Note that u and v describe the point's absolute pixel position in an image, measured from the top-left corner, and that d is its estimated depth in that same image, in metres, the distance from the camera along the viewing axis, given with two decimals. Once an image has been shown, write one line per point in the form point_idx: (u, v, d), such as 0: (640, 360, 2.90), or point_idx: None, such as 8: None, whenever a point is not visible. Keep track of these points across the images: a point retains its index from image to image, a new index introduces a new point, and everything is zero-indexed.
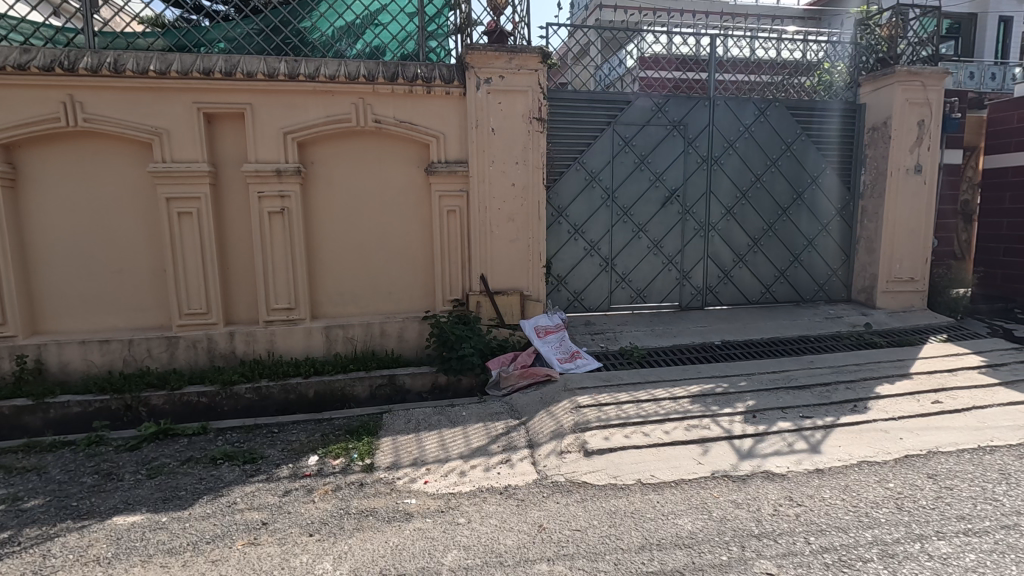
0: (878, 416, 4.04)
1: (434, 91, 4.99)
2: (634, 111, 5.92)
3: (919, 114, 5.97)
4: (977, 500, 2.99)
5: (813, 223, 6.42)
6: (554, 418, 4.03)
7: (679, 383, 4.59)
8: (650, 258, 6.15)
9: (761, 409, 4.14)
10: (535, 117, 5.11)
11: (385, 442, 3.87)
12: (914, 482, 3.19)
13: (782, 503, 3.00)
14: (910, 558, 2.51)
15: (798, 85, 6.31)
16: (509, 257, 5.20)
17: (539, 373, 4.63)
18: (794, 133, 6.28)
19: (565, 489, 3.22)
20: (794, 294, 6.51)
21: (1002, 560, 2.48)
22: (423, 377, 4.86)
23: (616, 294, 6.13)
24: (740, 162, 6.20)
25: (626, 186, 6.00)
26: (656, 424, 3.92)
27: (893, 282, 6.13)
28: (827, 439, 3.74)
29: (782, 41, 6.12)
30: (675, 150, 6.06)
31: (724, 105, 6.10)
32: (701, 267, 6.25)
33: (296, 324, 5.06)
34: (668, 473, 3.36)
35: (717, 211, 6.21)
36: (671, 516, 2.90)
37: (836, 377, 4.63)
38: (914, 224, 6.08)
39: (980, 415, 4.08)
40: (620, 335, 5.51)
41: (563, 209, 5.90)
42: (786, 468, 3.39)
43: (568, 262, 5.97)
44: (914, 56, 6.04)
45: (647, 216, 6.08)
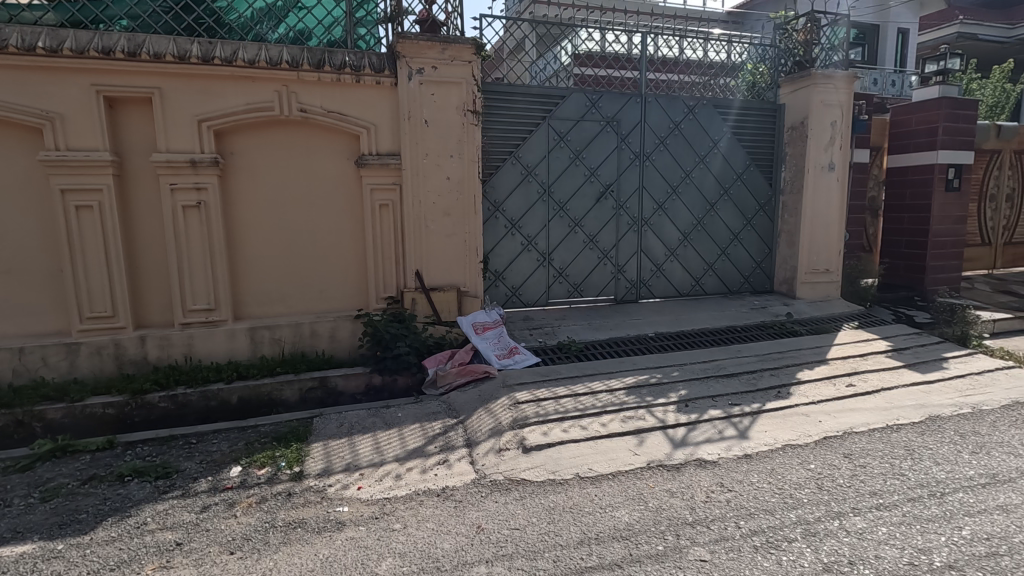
0: (800, 401, 4.26)
1: (364, 81, 4.78)
2: (569, 106, 5.96)
3: (833, 114, 6.34)
4: (887, 476, 3.21)
5: (738, 219, 6.70)
6: (493, 415, 3.98)
7: (615, 375, 4.66)
8: (586, 252, 6.20)
9: (693, 399, 4.27)
10: (470, 109, 5.02)
11: (316, 448, 3.68)
12: (832, 462, 3.38)
13: (714, 490, 3.09)
14: (829, 535, 2.64)
15: (724, 85, 6.54)
16: (445, 252, 5.10)
17: (477, 370, 4.56)
18: (721, 131, 6.53)
19: (503, 488, 3.17)
20: (722, 286, 6.78)
21: (910, 531, 2.66)
22: (357, 378, 4.66)
23: (554, 289, 6.15)
24: (670, 159, 6.38)
25: (562, 181, 6.02)
26: (594, 417, 3.96)
27: (811, 273, 6.51)
28: (754, 425, 3.90)
29: (709, 42, 6.32)
30: (609, 146, 6.15)
31: (654, 102, 6.25)
32: (635, 261, 6.38)
33: (217, 326, 4.74)
34: (606, 465, 3.38)
35: (650, 205, 6.35)
36: (609, 509, 2.92)
37: (761, 365, 4.86)
38: (829, 218, 6.46)
39: (888, 396, 4.40)
40: (558, 329, 5.52)
41: (499, 204, 5.84)
42: (717, 455, 3.50)
43: (505, 257, 5.93)
44: (827, 60, 6.37)
45: (583, 211, 6.13)
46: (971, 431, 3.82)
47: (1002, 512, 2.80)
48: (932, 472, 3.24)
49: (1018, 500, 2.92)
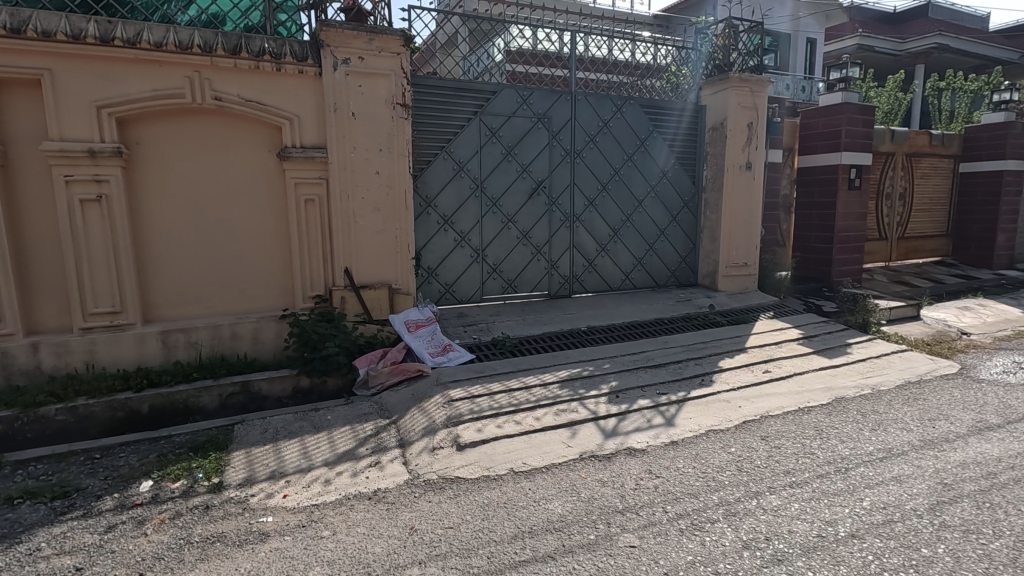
0: (721, 388, 4.49)
1: (285, 69, 4.56)
2: (500, 102, 5.96)
3: (749, 117, 6.72)
4: (798, 455, 3.43)
5: (664, 215, 6.95)
6: (426, 414, 3.91)
7: (549, 369, 4.72)
8: (519, 248, 6.23)
9: (623, 389, 4.39)
10: (399, 102, 4.89)
11: (237, 457, 3.48)
12: (750, 445, 3.58)
13: (643, 477, 3.19)
14: (748, 514, 2.79)
15: (650, 86, 6.77)
16: (376, 249, 4.96)
17: (410, 369, 4.47)
18: (648, 130, 6.75)
19: (437, 487, 3.12)
20: (650, 281, 7.01)
21: (819, 505, 2.86)
22: (283, 381, 4.44)
23: (488, 285, 6.14)
24: (600, 156, 6.52)
25: (494, 176, 6.02)
26: (528, 412, 3.98)
27: (731, 267, 6.86)
28: (680, 413, 4.06)
29: (636, 44, 6.50)
30: (541, 143, 6.21)
31: (584, 101, 6.37)
32: (567, 256, 6.47)
33: (124, 330, 4.38)
34: (539, 458, 3.41)
35: (581, 202, 6.47)
36: (542, 502, 2.94)
37: (686, 355, 5.07)
38: (747, 214, 6.84)
39: (799, 380, 4.71)
40: (492, 326, 5.51)
41: (431, 200, 5.76)
42: (646, 443, 3.61)
43: (438, 253, 5.86)
44: (744, 65, 6.76)
45: (516, 207, 6.15)
46: (871, 410, 4.16)
47: (896, 482, 3.07)
48: (837, 449, 3.51)
49: (909, 470, 3.21)
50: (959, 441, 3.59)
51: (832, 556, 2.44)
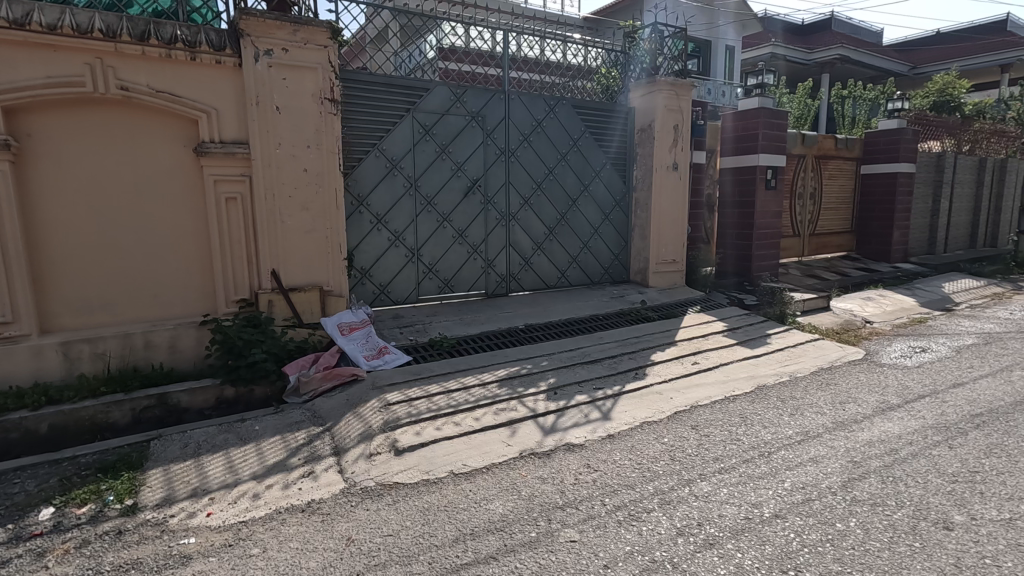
0: (654, 380, 4.65)
1: (201, 59, 4.28)
2: (433, 99, 5.87)
3: (675, 119, 7.00)
4: (726, 442, 3.61)
5: (597, 213, 7.11)
6: (362, 419, 3.79)
7: (487, 368, 4.71)
8: (455, 247, 6.17)
9: (561, 386, 4.45)
10: (327, 97, 4.71)
11: (154, 475, 3.22)
12: (681, 434, 3.73)
13: (581, 471, 3.25)
14: (681, 501, 2.90)
15: (581, 87, 6.91)
16: (305, 250, 4.76)
17: (344, 373, 4.31)
18: (580, 131, 6.88)
19: (375, 494, 3.03)
20: (584, 278, 7.14)
21: (746, 488, 3.02)
22: (205, 391, 4.16)
23: (424, 285, 6.04)
24: (534, 156, 6.57)
25: (429, 175, 5.93)
26: (467, 412, 3.95)
27: (660, 264, 7.13)
28: (616, 406, 4.17)
29: (567, 45, 6.62)
30: (474, 141, 6.17)
31: (518, 100, 6.40)
32: (504, 255, 6.47)
33: (18, 343, 3.95)
34: (479, 459, 3.40)
35: (516, 201, 6.49)
36: (483, 503, 2.93)
37: (621, 350, 5.22)
38: (674, 213, 7.13)
39: (725, 370, 4.96)
40: (429, 326, 5.43)
41: (363, 199, 5.59)
42: (584, 438, 3.68)
43: (371, 253, 5.70)
44: (669, 69, 7.03)
45: (451, 206, 6.09)
46: (789, 396, 4.44)
47: (813, 463, 3.29)
48: (761, 434, 3.72)
49: (824, 451, 3.45)
50: (866, 422, 3.90)
51: (758, 536, 2.58)
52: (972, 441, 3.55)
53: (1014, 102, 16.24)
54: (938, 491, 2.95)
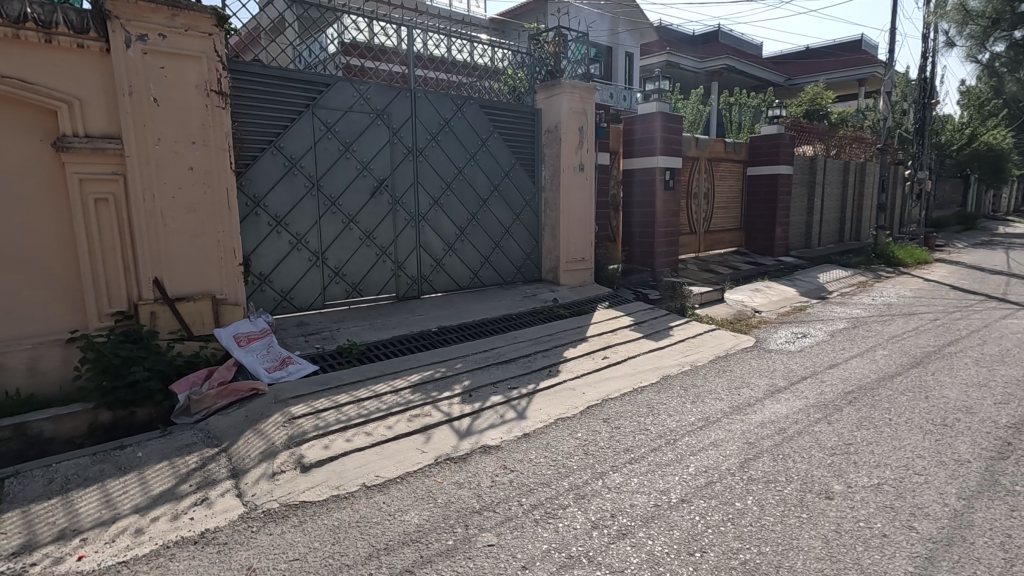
0: (567, 377, 4.74)
1: (59, 42, 3.78)
2: (335, 95, 5.62)
3: (580, 121, 7.20)
4: (635, 432, 3.75)
5: (508, 213, 7.13)
6: (264, 436, 3.53)
7: (400, 374, 4.57)
8: (363, 249, 5.94)
9: (476, 388, 4.42)
10: (214, 89, 4.34)
11: (10, 519, 2.79)
12: (594, 428, 3.83)
13: (498, 473, 3.23)
14: (596, 494, 2.97)
15: (488, 87, 6.92)
16: (193, 255, 4.36)
17: (243, 389, 3.98)
18: (489, 131, 6.87)
19: (279, 516, 2.82)
20: (497, 277, 7.14)
21: (654, 476, 3.14)
22: (75, 419, 3.67)
23: (330, 289, 5.75)
24: (443, 155, 6.49)
25: (332, 174, 5.66)
26: (379, 421, 3.81)
27: (571, 262, 7.31)
28: (530, 405, 4.20)
29: (473, 45, 6.62)
30: (380, 139, 5.97)
31: (424, 98, 6.28)
32: (414, 257, 6.32)
33: None
34: (394, 468, 3.28)
35: (426, 201, 6.37)
36: (398, 514, 2.82)
37: (534, 348, 5.28)
38: (582, 212, 7.34)
39: (633, 363, 5.17)
40: (337, 333, 5.18)
41: (260, 199, 5.23)
42: (500, 438, 3.67)
43: (271, 258, 5.34)
44: (573, 72, 7.20)
45: (357, 207, 5.85)
46: (691, 384, 4.71)
47: (713, 447, 3.50)
48: (667, 423, 3.90)
49: (723, 435, 3.69)
50: (758, 404, 4.22)
51: (667, 522, 2.69)
52: (846, 416, 3.96)
53: (869, 113, 18.43)
54: (820, 464, 3.24)
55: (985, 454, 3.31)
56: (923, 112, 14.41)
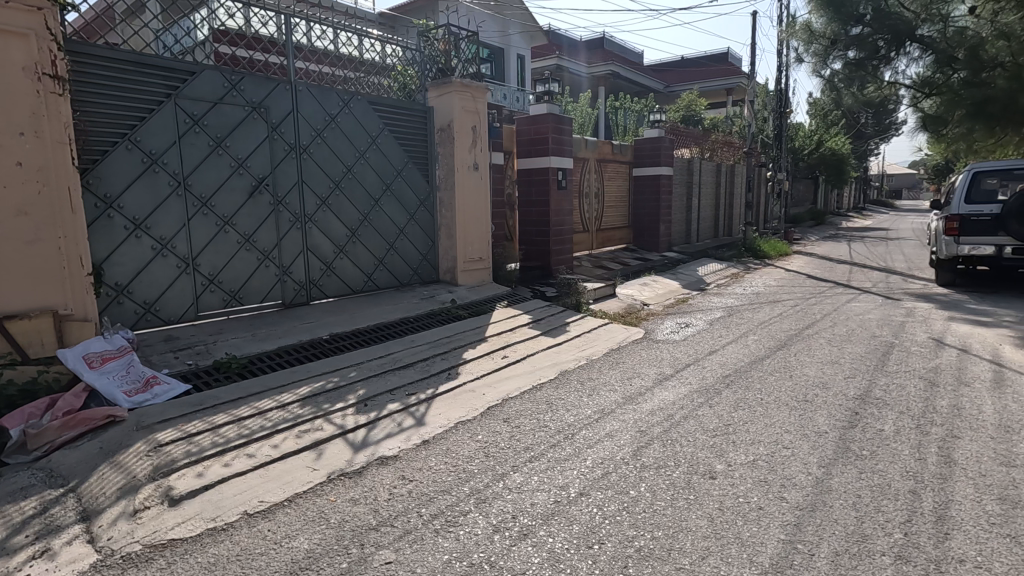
0: (466, 378, 4.69)
1: None
2: (202, 85, 5.12)
3: (472, 120, 7.18)
4: (536, 429, 3.78)
5: (402, 214, 6.92)
6: (123, 470, 3.09)
7: (287, 388, 4.25)
8: (241, 254, 5.47)
9: (372, 396, 4.23)
10: (47, 72, 3.75)
11: None
12: (494, 429, 3.81)
13: (395, 485, 3.09)
14: (496, 497, 2.93)
15: (377, 84, 6.68)
16: (26, 265, 3.75)
17: (96, 417, 3.47)
18: (378, 128, 6.62)
19: (142, 559, 2.47)
20: (393, 280, 6.90)
21: (554, 472, 3.17)
22: None
23: (204, 298, 5.23)
24: (330, 152, 6.14)
25: (202, 172, 5.14)
26: (264, 441, 3.51)
27: (468, 262, 7.27)
28: (429, 410, 4.09)
29: (360, 39, 6.33)
30: (257, 135, 5.53)
31: (307, 92, 5.91)
32: (301, 261, 5.93)
33: None
34: (280, 491, 3.02)
35: (312, 201, 5.99)
36: (286, 541, 2.60)
37: (432, 351, 5.17)
38: (478, 212, 7.32)
39: (532, 361, 5.23)
40: (213, 347, 4.71)
41: (113, 199, 4.63)
42: (398, 448, 3.53)
43: (129, 266, 4.75)
44: (464, 71, 7.19)
45: (232, 207, 5.36)
46: (586, 377, 4.87)
47: (608, 438, 3.62)
48: (565, 418, 3.98)
49: (617, 425, 3.82)
50: (648, 393, 4.43)
51: (566, 517, 2.72)
52: (724, 398, 4.28)
53: (736, 119, 20.27)
54: (703, 445, 3.47)
55: (838, 424, 3.72)
56: (780, 120, 16.09)
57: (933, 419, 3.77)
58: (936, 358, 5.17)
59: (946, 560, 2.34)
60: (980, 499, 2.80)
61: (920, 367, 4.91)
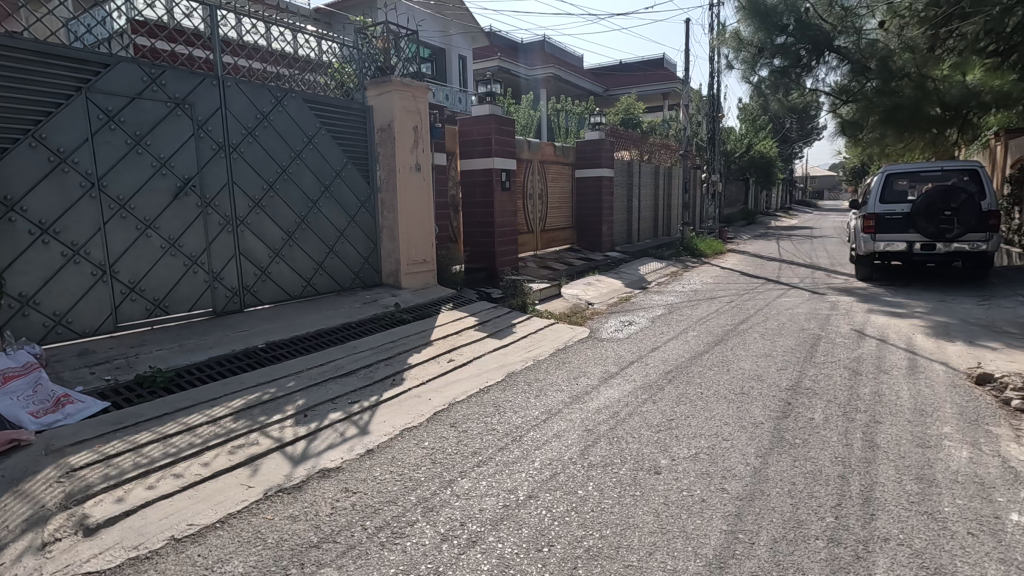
0: (411, 384, 4.59)
1: None
2: (117, 78, 4.76)
3: (413, 120, 7.05)
4: (483, 433, 3.74)
5: (341, 216, 6.70)
6: (29, 499, 2.80)
7: (219, 401, 4.00)
8: (166, 259, 5.12)
9: (312, 406, 4.05)
10: None
11: None
12: (441, 435, 3.73)
13: (338, 498, 2.97)
14: (444, 504, 2.87)
15: (313, 81, 6.44)
16: None
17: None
18: (314, 127, 6.38)
19: None
20: (333, 284, 6.67)
21: (502, 477, 3.14)
22: None
23: (124, 308, 4.86)
24: (263, 152, 5.87)
25: (119, 171, 4.78)
26: (193, 459, 3.28)
27: (412, 265, 7.13)
28: (373, 418, 3.97)
29: (294, 34, 6.08)
30: (181, 133, 5.21)
31: (235, 88, 5.62)
32: (233, 266, 5.62)
33: None
34: (212, 513, 2.83)
35: (244, 203, 5.70)
36: (219, 566, 2.43)
37: (376, 357, 5.03)
38: (421, 214, 7.19)
39: (479, 364, 5.18)
40: (135, 360, 4.38)
41: (15, 202, 4.22)
42: (340, 459, 3.39)
43: (36, 274, 4.35)
44: (404, 70, 7.04)
45: (154, 210, 5.01)
46: (533, 378, 4.86)
47: (556, 438, 3.62)
48: (512, 420, 3.96)
49: (565, 425, 3.83)
50: (594, 392, 4.48)
51: (515, 521, 2.69)
52: (667, 394, 4.38)
53: (672, 123, 21.03)
54: (648, 441, 3.53)
55: (773, 415, 3.89)
56: (713, 123, 16.79)
57: (858, 406, 4.01)
58: (858, 348, 5.51)
59: (873, 540, 2.48)
60: (901, 480, 2.99)
61: (844, 357, 5.23)
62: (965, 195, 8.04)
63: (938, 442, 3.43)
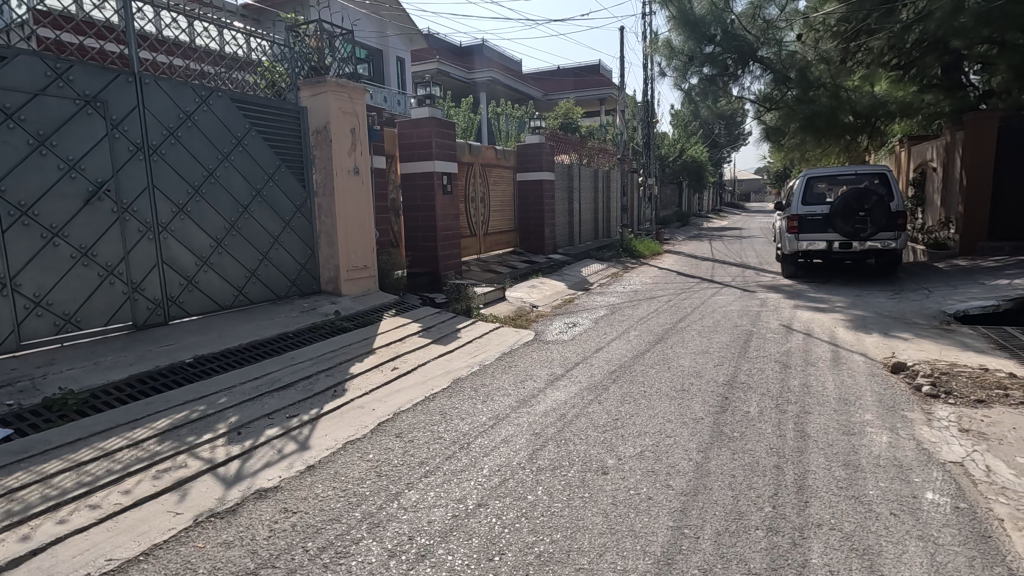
0: (354, 394, 4.43)
1: None
2: (15, 72, 4.34)
3: (351, 122, 6.84)
4: (430, 442, 3.66)
5: (275, 221, 6.40)
6: None
7: (142, 422, 3.71)
8: (77, 270, 4.71)
9: (246, 423, 3.83)
10: None
11: None
12: (386, 446, 3.62)
13: (276, 519, 2.81)
14: (391, 519, 2.77)
15: (241, 80, 6.13)
16: None
17: None
18: (244, 129, 6.07)
19: None
20: (268, 293, 6.36)
21: (451, 486, 3.07)
22: None
23: (28, 324, 4.42)
24: (186, 154, 5.52)
25: (20, 174, 4.36)
26: (112, 487, 3.02)
27: (352, 271, 6.91)
28: (314, 432, 3.80)
29: (218, 30, 5.77)
30: (93, 133, 4.81)
31: (154, 86, 5.26)
32: (155, 276, 5.24)
33: None
34: (134, 544, 2.60)
35: (166, 208, 5.33)
36: None
37: (315, 368, 4.83)
38: (361, 219, 6.99)
39: (424, 371, 5.08)
40: (42, 381, 3.99)
41: None
42: (277, 478, 3.21)
43: None
44: (339, 70, 6.82)
45: (63, 216, 4.61)
46: (479, 384, 4.81)
47: (504, 443, 3.59)
48: (459, 427, 3.89)
49: (512, 430, 3.82)
50: (541, 395, 4.49)
51: (465, 531, 2.64)
52: (612, 394, 4.45)
53: (610, 128, 21.60)
54: (595, 442, 3.57)
55: (712, 410, 4.04)
56: (648, 128, 17.35)
57: (789, 398, 4.22)
58: (787, 342, 5.82)
59: (807, 526, 2.60)
60: (830, 467, 3.16)
61: (775, 351, 5.50)
62: (876, 196, 8.65)
63: (861, 429, 3.66)
